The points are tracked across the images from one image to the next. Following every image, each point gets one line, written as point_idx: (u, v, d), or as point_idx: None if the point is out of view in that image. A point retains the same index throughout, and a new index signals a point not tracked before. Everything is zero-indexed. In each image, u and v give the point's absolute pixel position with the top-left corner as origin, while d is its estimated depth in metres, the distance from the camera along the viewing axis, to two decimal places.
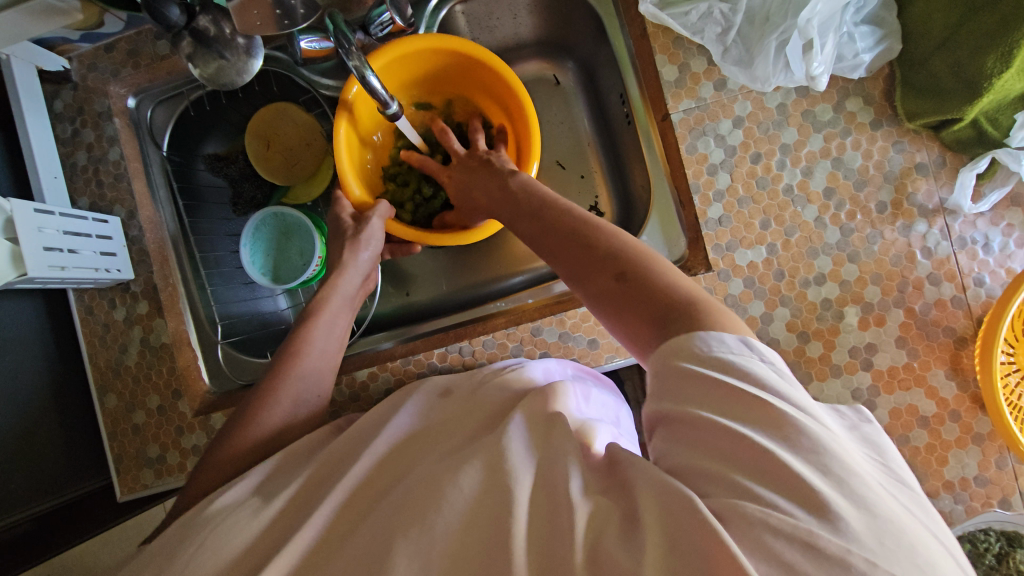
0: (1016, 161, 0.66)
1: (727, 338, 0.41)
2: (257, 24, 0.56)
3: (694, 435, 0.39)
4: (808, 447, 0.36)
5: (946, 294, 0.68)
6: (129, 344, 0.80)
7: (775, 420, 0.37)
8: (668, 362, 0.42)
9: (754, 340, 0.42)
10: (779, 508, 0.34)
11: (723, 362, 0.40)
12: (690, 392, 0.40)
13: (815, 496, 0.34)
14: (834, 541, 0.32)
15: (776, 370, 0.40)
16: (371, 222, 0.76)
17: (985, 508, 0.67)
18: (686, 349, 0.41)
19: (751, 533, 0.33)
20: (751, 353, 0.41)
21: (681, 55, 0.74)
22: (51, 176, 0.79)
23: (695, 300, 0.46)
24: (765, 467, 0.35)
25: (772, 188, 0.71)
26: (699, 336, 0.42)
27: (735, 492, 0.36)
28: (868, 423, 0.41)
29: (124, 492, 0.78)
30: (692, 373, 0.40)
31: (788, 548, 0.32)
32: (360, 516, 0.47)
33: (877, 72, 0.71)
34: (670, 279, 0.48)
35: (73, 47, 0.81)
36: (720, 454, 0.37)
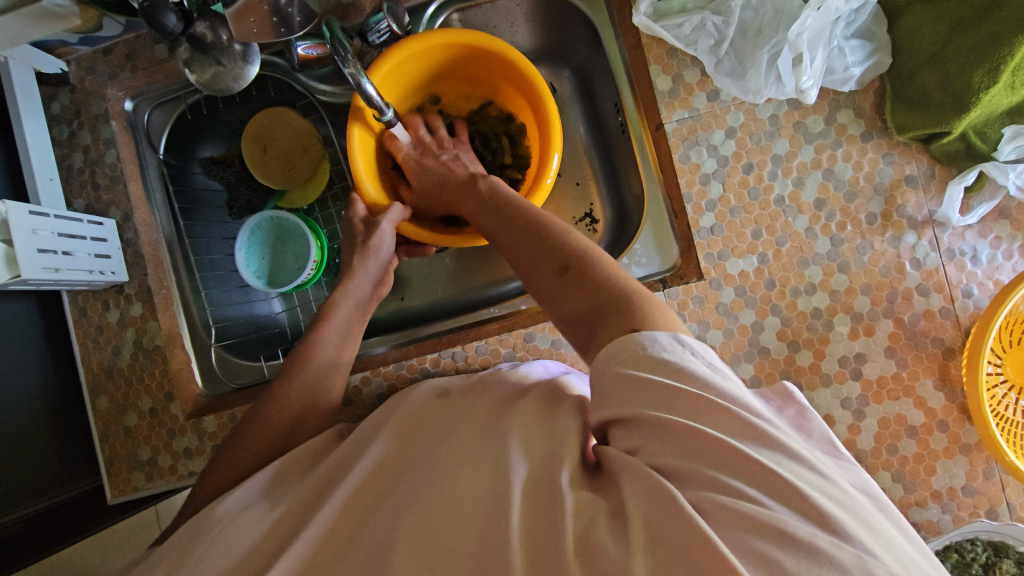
0: (1003, 175, 0.67)
1: (659, 337, 0.43)
2: (254, 32, 0.57)
3: (654, 434, 0.39)
4: (757, 433, 0.37)
5: (935, 305, 0.69)
6: (122, 346, 0.81)
7: (722, 412, 0.38)
8: (605, 369, 0.43)
9: (684, 336, 0.43)
10: (747, 496, 0.35)
11: (659, 361, 0.41)
12: (633, 395, 0.40)
13: (775, 482, 0.35)
14: (800, 526, 0.33)
15: (708, 364, 0.42)
16: (382, 228, 0.75)
17: (972, 518, 0.67)
18: (621, 355, 0.43)
19: (729, 526, 0.34)
20: (683, 349, 0.42)
21: (675, 66, 0.75)
22: (48, 178, 0.79)
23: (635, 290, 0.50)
24: (721, 458, 0.36)
25: (763, 199, 0.72)
26: (635, 337, 0.44)
27: (707, 484, 0.36)
28: (797, 399, 0.45)
29: (115, 494, 0.78)
30: (630, 376, 0.41)
31: (762, 541, 0.33)
32: (348, 520, 0.47)
33: (868, 85, 0.72)
34: (609, 272, 0.53)
35: (71, 50, 0.81)
36: (683, 449, 0.38)
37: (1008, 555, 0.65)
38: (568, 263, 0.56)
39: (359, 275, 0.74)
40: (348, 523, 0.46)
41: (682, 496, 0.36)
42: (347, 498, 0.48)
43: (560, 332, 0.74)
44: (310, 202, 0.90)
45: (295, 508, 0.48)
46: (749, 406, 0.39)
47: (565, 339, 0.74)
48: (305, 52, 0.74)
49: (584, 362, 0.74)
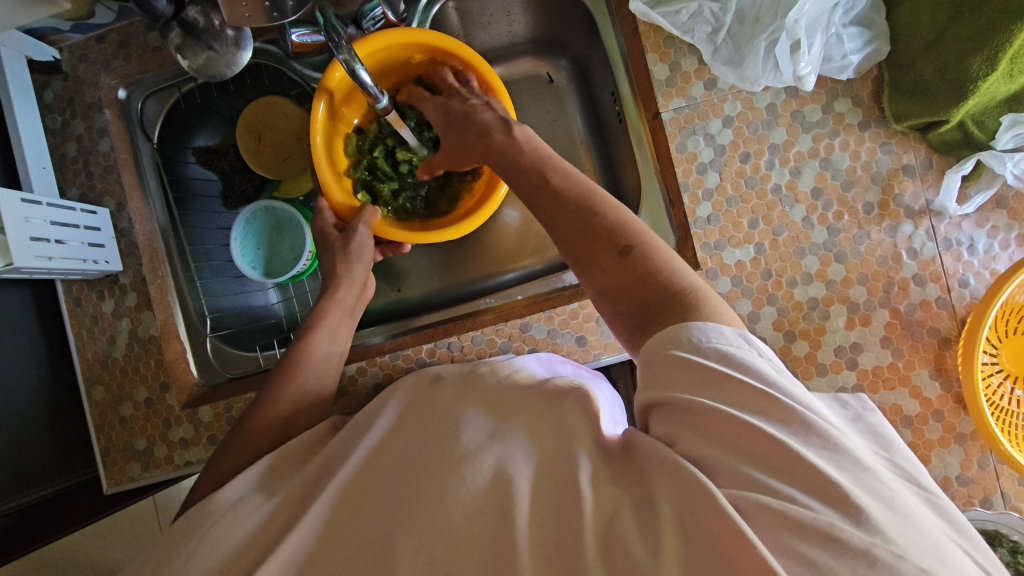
0: (1000, 164, 0.66)
1: (724, 331, 0.43)
2: (246, 16, 0.56)
3: (700, 424, 0.39)
4: (807, 433, 0.37)
5: (931, 295, 0.69)
6: (116, 336, 0.80)
7: (785, 414, 0.38)
8: (662, 353, 0.43)
9: (751, 335, 0.43)
10: (795, 500, 0.34)
11: (722, 353, 0.41)
12: (677, 379, 0.41)
13: (835, 490, 0.34)
14: (857, 534, 0.32)
15: (775, 366, 0.42)
16: (359, 231, 0.75)
17: (966, 507, 0.68)
18: (679, 339, 0.43)
19: (772, 533, 0.33)
20: (750, 348, 0.42)
21: (672, 54, 0.74)
22: (40, 167, 0.79)
23: (694, 287, 0.49)
24: (775, 462, 0.36)
25: (760, 188, 0.72)
26: (694, 327, 0.44)
27: (748, 485, 0.36)
28: (871, 414, 0.44)
29: (110, 485, 0.78)
30: (682, 360, 0.42)
31: (805, 543, 0.32)
32: (348, 510, 0.46)
33: (866, 74, 0.72)
34: (671, 265, 0.51)
35: (63, 37, 0.81)
36: (727, 443, 0.38)
37: (1002, 544, 0.64)
38: (630, 246, 0.52)
39: (344, 283, 0.73)
40: (347, 512, 0.46)
41: (722, 495, 0.35)
42: (348, 489, 0.47)
43: (556, 322, 0.74)
44: (307, 192, 0.90)
45: (293, 498, 0.48)
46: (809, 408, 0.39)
47: (562, 329, 0.74)
48: (300, 39, 0.72)
49: (580, 352, 0.74)
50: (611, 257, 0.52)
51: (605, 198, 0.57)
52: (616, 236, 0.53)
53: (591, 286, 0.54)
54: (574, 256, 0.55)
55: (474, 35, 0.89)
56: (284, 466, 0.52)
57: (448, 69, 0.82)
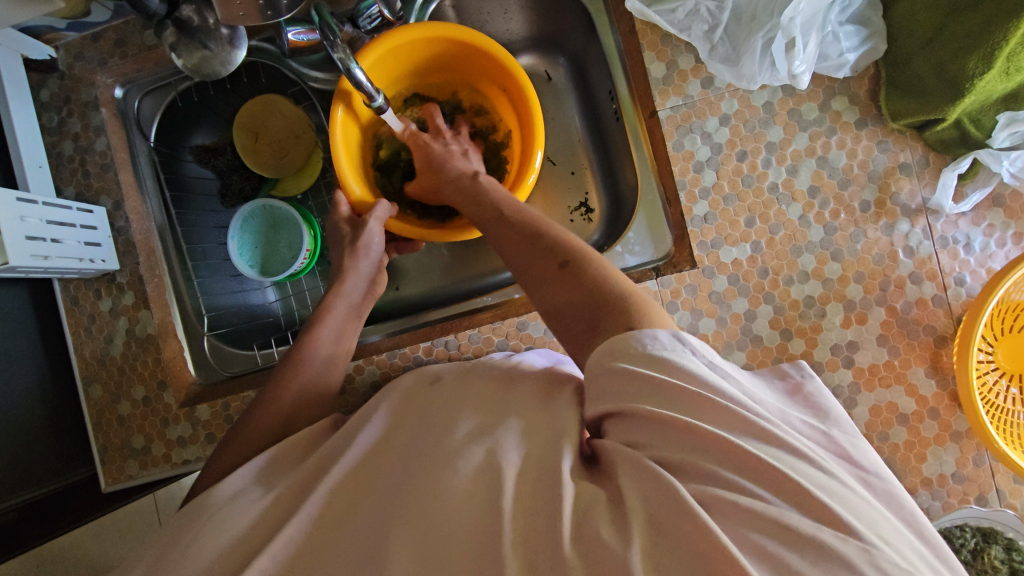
0: (996, 162, 0.67)
1: (659, 336, 0.43)
2: (241, 15, 0.56)
3: (656, 427, 0.39)
4: (756, 429, 0.37)
5: (927, 293, 0.69)
6: (114, 335, 0.80)
7: (731, 412, 0.38)
8: (605, 363, 0.43)
9: (685, 334, 0.43)
10: (750, 494, 0.35)
11: (659, 359, 0.41)
12: (627, 390, 0.41)
13: (789, 486, 0.35)
14: (805, 522, 0.34)
15: (709, 362, 0.42)
16: (371, 225, 0.75)
17: (962, 504, 0.68)
18: (623, 350, 0.43)
19: (734, 526, 0.34)
20: (683, 347, 0.42)
21: (669, 52, 0.74)
22: (36, 166, 0.79)
23: (635, 296, 0.49)
24: (727, 455, 0.37)
25: (757, 187, 0.72)
26: (636, 335, 0.44)
27: (708, 480, 0.37)
28: (811, 380, 0.45)
29: (108, 483, 0.79)
30: (629, 371, 0.41)
31: (766, 537, 0.34)
32: (344, 509, 0.46)
33: (863, 72, 0.71)
34: (606, 273, 0.52)
35: (59, 36, 0.80)
36: (679, 442, 0.38)
37: (996, 540, 0.66)
38: (568, 258, 0.54)
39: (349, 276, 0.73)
40: (343, 511, 0.46)
41: (683, 489, 0.36)
42: (343, 486, 0.47)
43: None
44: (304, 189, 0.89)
45: (289, 496, 0.48)
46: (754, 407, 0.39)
47: None
48: (296, 37, 0.72)
49: None
50: (550, 272, 0.54)
51: (552, 223, 0.60)
52: (552, 254, 0.55)
53: (540, 303, 0.56)
54: (523, 274, 0.58)
55: None
56: (280, 464, 0.52)
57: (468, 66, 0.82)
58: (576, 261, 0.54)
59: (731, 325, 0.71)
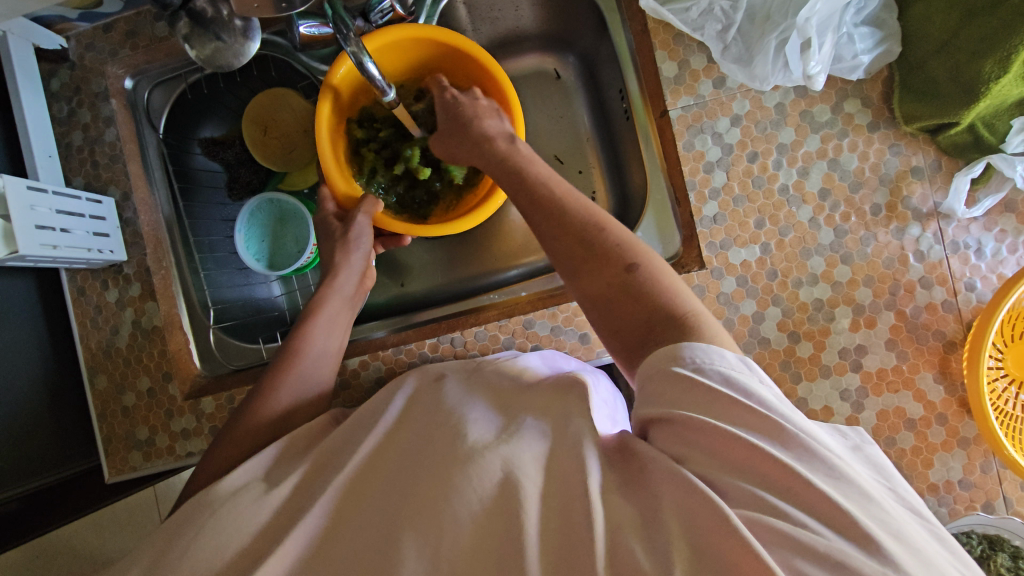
0: (1010, 167, 0.66)
1: (727, 355, 0.43)
2: (256, 7, 0.55)
3: (707, 443, 0.39)
4: (809, 454, 0.37)
5: (937, 298, 0.68)
6: (120, 326, 0.80)
7: (782, 437, 0.38)
8: (664, 368, 0.43)
9: (753, 361, 0.43)
10: (803, 523, 0.34)
11: (722, 376, 0.41)
12: (683, 397, 0.41)
13: (848, 520, 0.34)
14: (868, 560, 0.33)
15: (775, 394, 0.42)
16: (359, 220, 0.74)
17: (968, 511, 0.67)
18: (681, 355, 0.43)
19: (780, 550, 0.34)
20: (750, 372, 0.42)
21: (681, 52, 0.74)
22: (46, 155, 0.79)
23: (694, 313, 0.48)
24: (774, 478, 0.36)
25: (767, 188, 0.71)
26: (699, 348, 0.43)
27: (754, 503, 0.36)
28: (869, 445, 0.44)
29: (112, 475, 0.79)
30: (683, 378, 0.41)
31: (814, 567, 0.33)
32: (350, 506, 0.46)
33: (876, 74, 0.71)
34: (667, 288, 0.50)
35: (71, 26, 0.80)
36: (733, 464, 0.38)
37: (1002, 548, 0.65)
38: (636, 264, 0.51)
39: (342, 270, 0.73)
40: (348, 509, 0.46)
41: (730, 510, 0.35)
42: (349, 482, 0.47)
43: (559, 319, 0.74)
44: (311, 184, 0.89)
45: (295, 491, 0.48)
46: (815, 437, 0.39)
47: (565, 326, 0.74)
48: (308, 31, 0.72)
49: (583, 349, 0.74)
50: (614, 274, 0.51)
51: (619, 224, 0.55)
52: (616, 255, 0.52)
53: (581, 298, 0.54)
54: (563, 268, 0.55)
55: (482, 31, 0.89)
56: (287, 458, 0.52)
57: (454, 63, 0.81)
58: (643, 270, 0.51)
59: (739, 327, 0.70)
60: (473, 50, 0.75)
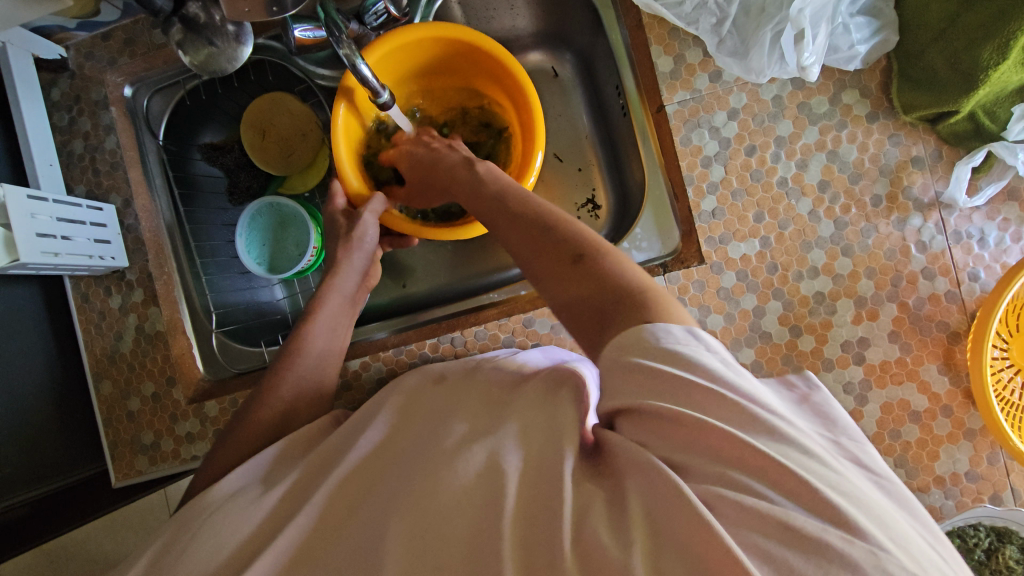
0: (1011, 155, 0.65)
1: (673, 330, 0.41)
2: (246, 11, 0.55)
3: (659, 425, 0.38)
4: (770, 430, 0.36)
5: (940, 289, 0.68)
6: (124, 332, 0.81)
7: (724, 403, 0.37)
8: (621, 359, 0.41)
9: (698, 329, 0.41)
10: (765, 497, 0.34)
11: (668, 352, 0.39)
12: (631, 383, 0.39)
13: (804, 489, 0.33)
14: (813, 525, 0.32)
15: (720, 359, 0.40)
16: (365, 218, 0.74)
17: (976, 504, 0.67)
18: (637, 342, 0.41)
19: (741, 526, 0.33)
20: (696, 342, 0.40)
21: (676, 47, 0.73)
22: (47, 164, 0.80)
23: (642, 287, 0.47)
24: (733, 454, 0.36)
25: (766, 181, 0.71)
26: (649, 328, 0.41)
27: (718, 479, 0.36)
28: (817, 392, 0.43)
29: (119, 478, 0.79)
30: (639, 368, 0.39)
31: (769, 539, 0.33)
32: (350, 507, 0.46)
33: (874, 64, 0.70)
34: (619, 268, 0.49)
35: (69, 35, 0.81)
36: (689, 443, 0.37)
37: (1011, 540, 0.65)
38: (582, 254, 0.51)
39: (342, 269, 0.73)
40: (346, 511, 0.46)
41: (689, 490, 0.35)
42: (348, 483, 0.47)
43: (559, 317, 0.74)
44: (311, 187, 0.89)
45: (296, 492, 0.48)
46: (764, 404, 0.37)
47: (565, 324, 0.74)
48: (303, 34, 0.72)
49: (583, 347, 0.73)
50: (567, 264, 0.51)
51: (557, 211, 0.57)
52: (568, 245, 0.52)
53: (551, 298, 0.52)
54: (534, 271, 0.54)
55: (478, 30, 0.89)
56: (287, 459, 0.52)
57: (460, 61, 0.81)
58: (594, 255, 0.50)
59: (740, 322, 0.70)
60: (485, 45, 0.75)
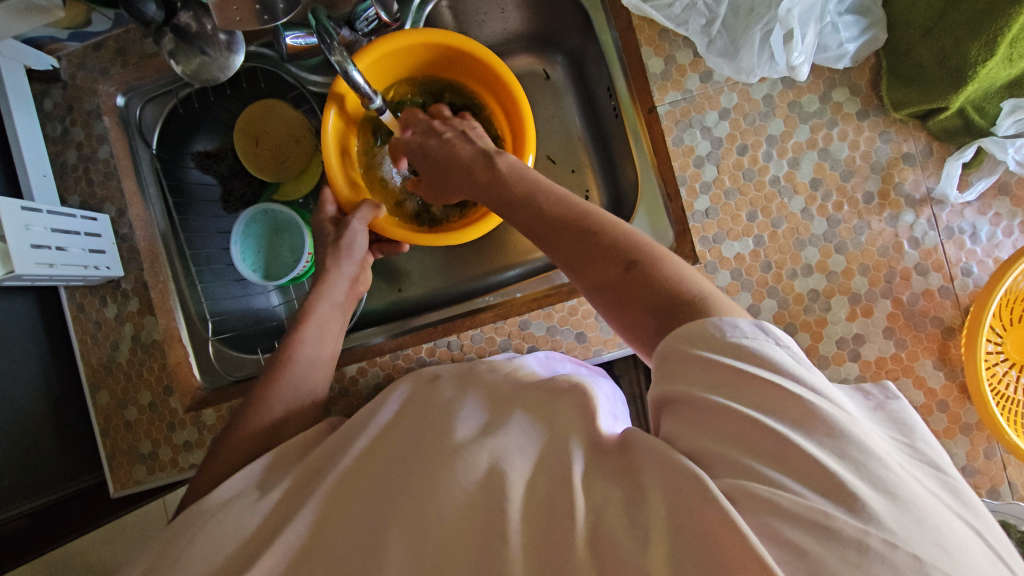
0: (1001, 150, 0.66)
1: (740, 324, 0.41)
2: (238, 20, 0.56)
3: (705, 418, 0.39)
4: (814, 423, 0.36)
5: (934, 284, 0.68)
6: (120, 341, 0.81)
7: (776, 401, 0.37)
8: (682, 351, 0.42)
9: (768, 324, 0.41)
10: (790, 489, 0.34)
11: (735, 346, 0.40)
12: (689, 373, 0.40)
13: (836, 484, 0.33)
14: (851, 524, 0.32)
15: (792, 354, 0.40)
16: (353, 227, 0.74)
17: (974, 498, 0.67)
18: (702, 336, 0.41)
19: (761, 519, 0.34)
20: (766, 337, 0.40)
21: (667, 47, 0.74)
22: (41, 174, 0.80)
23: (704, 293, 0.46)
24: (777, 451, 0.36)
25: (758, 180, 0.71)
26: (711, 322, 0.42)
27: (752, 476, 0.36)
28: (894, 402, 0.42)
29: (116, 488, 0.79)
30: (702, 358, 0.40)
31: (798, 532, 0.32)
32: (347, 512, 0.46)
33: (863, 62, 0.71)
34: (681, 272, 0.48)
35: (61, 46, 0.81)
36: (722, 433, 0.38)
37: (1010, 534, 0.64)
38: (634, 261, 0.49)
39: (333, 276, 0.73)
40: (344, 516, 0.45)
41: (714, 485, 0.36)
42: (345, 489, 0.47)
43: (555, 319, 0.74)
44: (305, 194, 0.90)
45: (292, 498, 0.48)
46: (827, 398, 0.38)
47: (561, 326, 0.74)
48: (294, 41, 0.72)
49: (580, 348, 0.74)
50: (617, 271, 0.50)
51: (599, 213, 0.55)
52: (615, 253, 0.50)
53: (586, 289, 0.53)
54: (568, 263, 0.54)
55: (469, 34, 0.89)
56: (283, 466, 0.52)
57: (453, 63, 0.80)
58: (645, 262, 0.49)
59: None
60: (474, 48, 0.74)
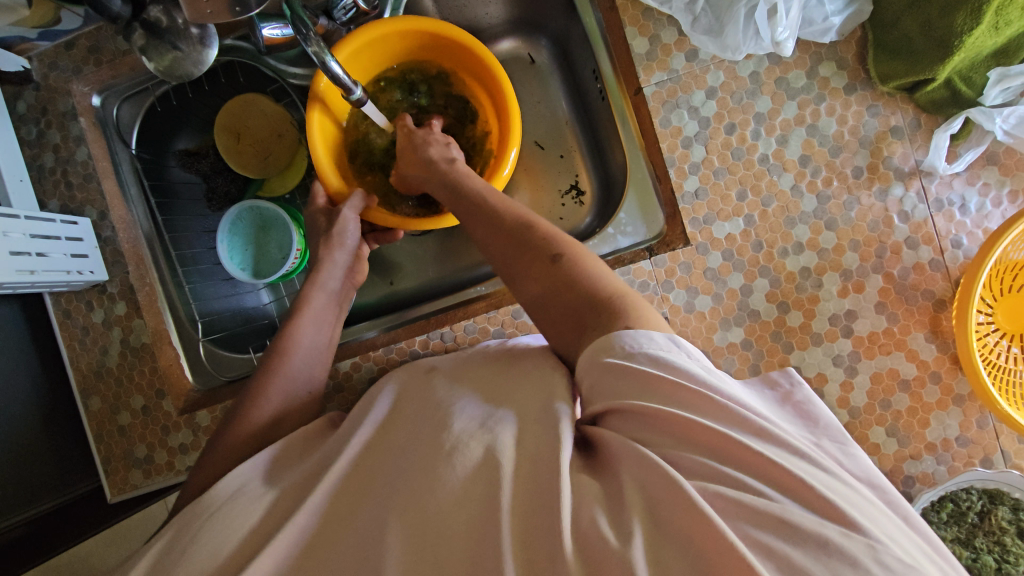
0: (989, 120, 0.65)
1: (655, 337, 0.43)
2: (208, 13, 0.54)
3: (658, 426, 0.39)
4: (755, 427, 0.38)
5: (924, 257, 0.68)
6: (109, 346, 0.80)
7: (717, 407, 0.38)
8: (597, 360, 0.44)
9: (681, 338, 0.44)
10: (748, 489, 0.35)
11: (650, 356, 0.42)
12: (620, 386, 0.41)
13: (791, 481, 0.35)
14: (807, 518, 0.33)
15: (703, 366, 0.43)
16: (345, 217, 0.73)
17: (967, 468, 0.67)
18: (612, 346, 0.44)
19: (737, 520, 0.34)
20: (679, 349, 0.43)
21: (651, 27, 0.73)
22: (17, 179, 0.78)
23: (618, 292, 0.50)
24: (715, 446, 0.37)
25: (747, 159, 0.70)
26: (627, 332, 0.44)
27: (707, 475, 0.36)
28: (799, 391, 0.46)
29: (114, 493, 0.79)
30: (617, 368, 0.42)
31: (762, 530, 0.33)
32: (345, 510, 0.45)
33: (850, 35, 0.70)
34: (594, 273, 0.52)
35: (31, 46, 0.79)
36: (670, 435, 0.39)
37: (1003, 501, 0.66)
38: (559, 254, 0.54)
39: (326, 266, 0.72)
40: (342, 514, 0.45)
41: (687, 485, 0.36)
42: (342, 486, 0.47)
43: None
44: (291, 189, 0.88)
45: (287, 498, 0.48)
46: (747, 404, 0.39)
47: None
48: (271, 33, 0.71)
49: None
50: (544, 265, 0.54)
51: (530, 214, 0.59)
52: (544, 250, 0.54)
53: (524, 296, 0.55)
54: (508, 267, 0.57)
55: (451, 20, 0.87)
56: (279, 464, 0.52)
57: (438, 53, 0.79)
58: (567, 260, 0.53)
59: (728, 301, 0.70)
60: (499, 80, 0.74)
